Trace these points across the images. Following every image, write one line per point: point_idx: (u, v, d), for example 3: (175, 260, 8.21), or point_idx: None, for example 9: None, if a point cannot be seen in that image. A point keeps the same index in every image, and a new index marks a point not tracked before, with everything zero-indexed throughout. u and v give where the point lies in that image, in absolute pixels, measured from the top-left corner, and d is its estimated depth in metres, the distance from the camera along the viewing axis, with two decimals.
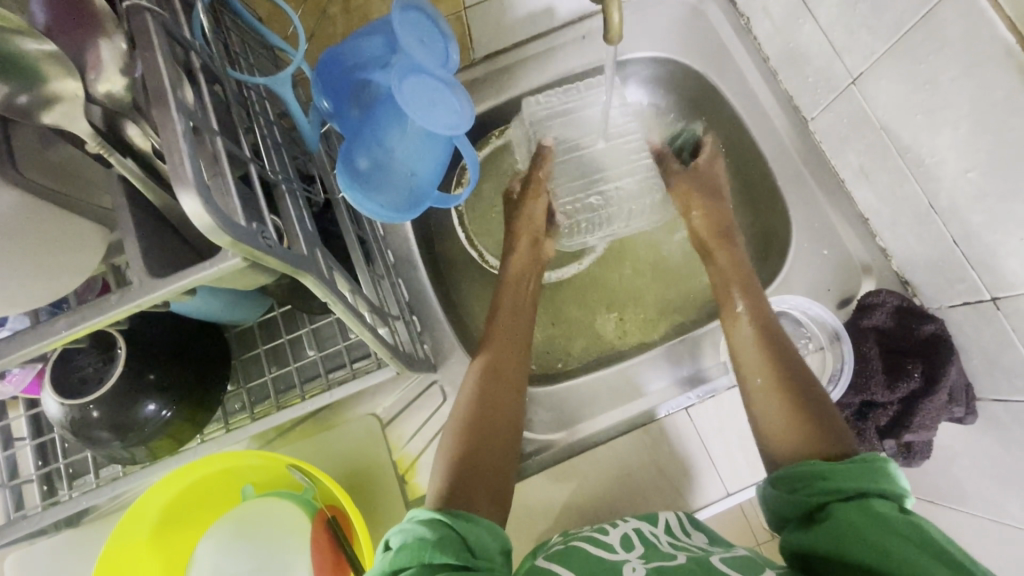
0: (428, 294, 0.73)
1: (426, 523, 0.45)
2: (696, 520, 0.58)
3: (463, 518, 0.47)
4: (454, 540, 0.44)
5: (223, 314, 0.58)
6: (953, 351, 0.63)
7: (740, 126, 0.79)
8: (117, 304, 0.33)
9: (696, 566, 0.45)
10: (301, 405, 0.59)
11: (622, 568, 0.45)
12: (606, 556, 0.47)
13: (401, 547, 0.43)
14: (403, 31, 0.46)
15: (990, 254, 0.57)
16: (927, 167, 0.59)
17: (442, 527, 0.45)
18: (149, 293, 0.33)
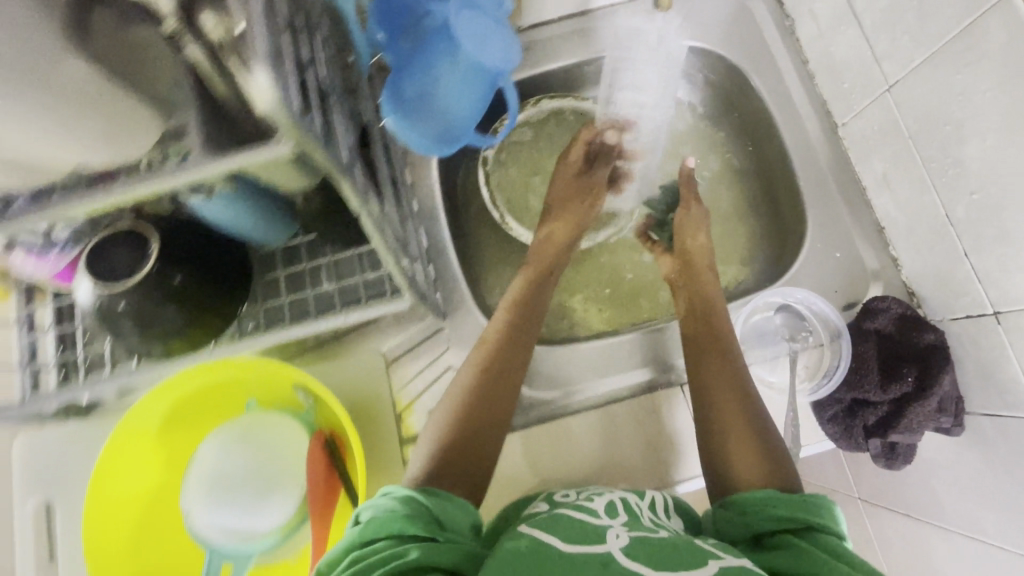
0: (446, 245, 0.75)
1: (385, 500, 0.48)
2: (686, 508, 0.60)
3: (436, 495, 0.49)
4: (422, 512, 0.47)
5: (248, 229, 0.60)
6: (948, 360, 0.64)
7: (771, 124, 0.81)
8: (164, 173, 0.35)
9: (678, 540, 0.47)
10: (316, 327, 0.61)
11: (606, 533, 0.47)
12: (592, 522, 0.48)
13: (370, 520, 0.46)
14: None
15: (999, 268, 0.58)
16: (949, 178, 0.61)
17: (400, 498, 0.48)
18: (207, 168, 0.35)
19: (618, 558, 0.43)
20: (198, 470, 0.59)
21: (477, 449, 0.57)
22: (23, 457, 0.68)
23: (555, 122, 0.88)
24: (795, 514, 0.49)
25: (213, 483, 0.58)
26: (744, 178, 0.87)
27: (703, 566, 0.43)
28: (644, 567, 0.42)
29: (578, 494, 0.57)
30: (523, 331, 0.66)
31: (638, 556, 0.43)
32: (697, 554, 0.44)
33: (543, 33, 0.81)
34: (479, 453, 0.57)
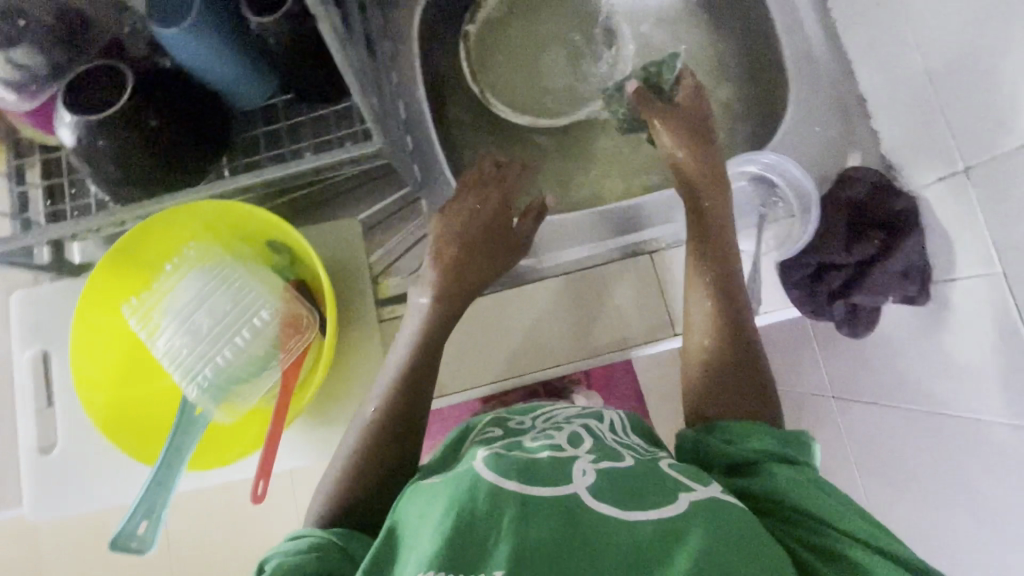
0: (425, 117, 0.75)
1: (310, 540, 0.47)
2: (640, 421, 0.62)
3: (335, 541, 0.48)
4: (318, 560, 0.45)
5: (221, 76, 0.63)
6: (914, 227, 0.65)
7: (759, 0, 0.77)
8: None
9: (648, 474, 0.45)
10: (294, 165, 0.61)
11: (572, 470, 0.44)
12: (557, 456, 0.45)
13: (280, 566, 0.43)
14: None
15: (972, 117, 0.57)
16: (930, 25, 0.59)
17: (335, 539, 0.48)
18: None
19: (589, 505, 0.41)
20: (174, 296, 0.58)
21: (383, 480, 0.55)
22: (20, 310, 0.71)
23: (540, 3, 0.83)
24: (776, 447, 0.49)
25: (188, 307, 0.58)
26: (728, 60, 0.84)
27: (669, 504, 0.42)
28: (612, 510, 0.41)
29: (536, 419, 0.57)
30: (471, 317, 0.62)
31: (609, 496, 0.42)
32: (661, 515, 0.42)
33: None
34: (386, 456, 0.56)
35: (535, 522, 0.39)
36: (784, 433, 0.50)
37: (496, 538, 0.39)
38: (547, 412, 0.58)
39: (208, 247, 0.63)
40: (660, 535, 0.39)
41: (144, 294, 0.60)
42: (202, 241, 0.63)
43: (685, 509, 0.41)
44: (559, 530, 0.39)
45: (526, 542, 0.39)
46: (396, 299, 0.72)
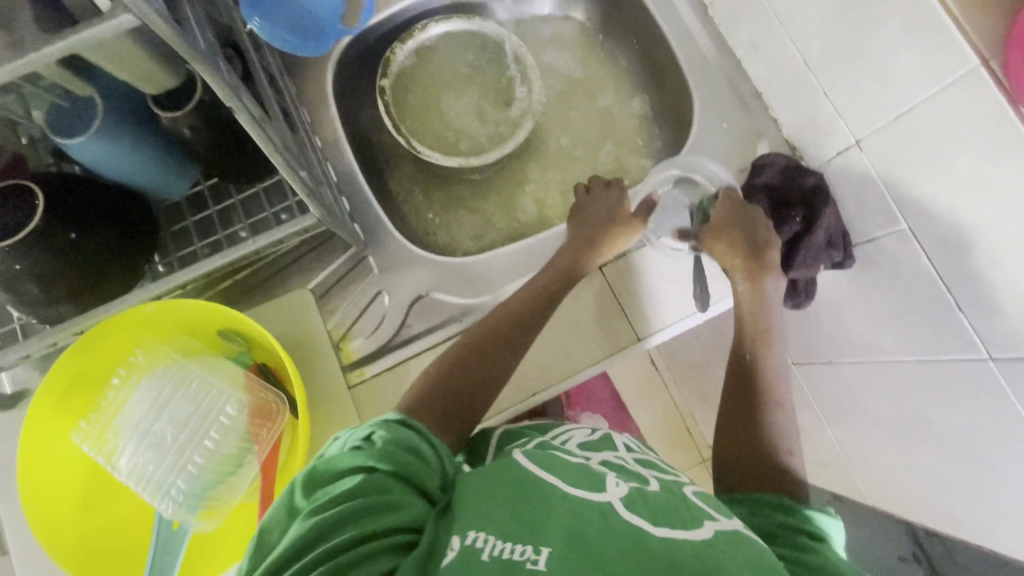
0: (357, 176, 0.76)
1: (410, 433, 0.50)
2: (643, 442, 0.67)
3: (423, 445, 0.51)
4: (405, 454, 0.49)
5: (138, 174, 0.61)
6: (829, 198, 0.70)
7: (648, 17, 0.83)
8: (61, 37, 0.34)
9: (676, 497, 0.47)
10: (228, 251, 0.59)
11: (606, 483, 0.47)
12: (588, 469, 0.49)
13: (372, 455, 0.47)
14: None
15: (851, 97, 0.64)
16: (799, 23, 0.66)
17: (431, 443, 0.52)
18: (44, 47, 0.34)
19: (620, 514, 0.43)
20: (127, 410, 0.55)
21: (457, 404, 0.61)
22: None
23: (447, 47, 0.85)
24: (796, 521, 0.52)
25: (146, 419, 0.55)
26: (633, 74, 0.89)
27: (697, 526, 0.43)
28: (645, 521, 0.42)
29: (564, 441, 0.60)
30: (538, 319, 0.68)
31: (638, 506, 0.44)
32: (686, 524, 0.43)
33: None
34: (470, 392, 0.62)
35: (577, 516, 0.42)
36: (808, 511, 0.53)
37: (546, 518, 0.41)
38: (563, 440, 0.61)
39: (158, 354, 0.61)
40: (693, 551, 0.40)
41: (94, 414, 0.57)
42: (149, 348, 0.61)
43: (713, 534, 0.42)
44: (592, 523, 0.41)
45: (572, 529, 0.41)
46: (363, 362, 0.71)
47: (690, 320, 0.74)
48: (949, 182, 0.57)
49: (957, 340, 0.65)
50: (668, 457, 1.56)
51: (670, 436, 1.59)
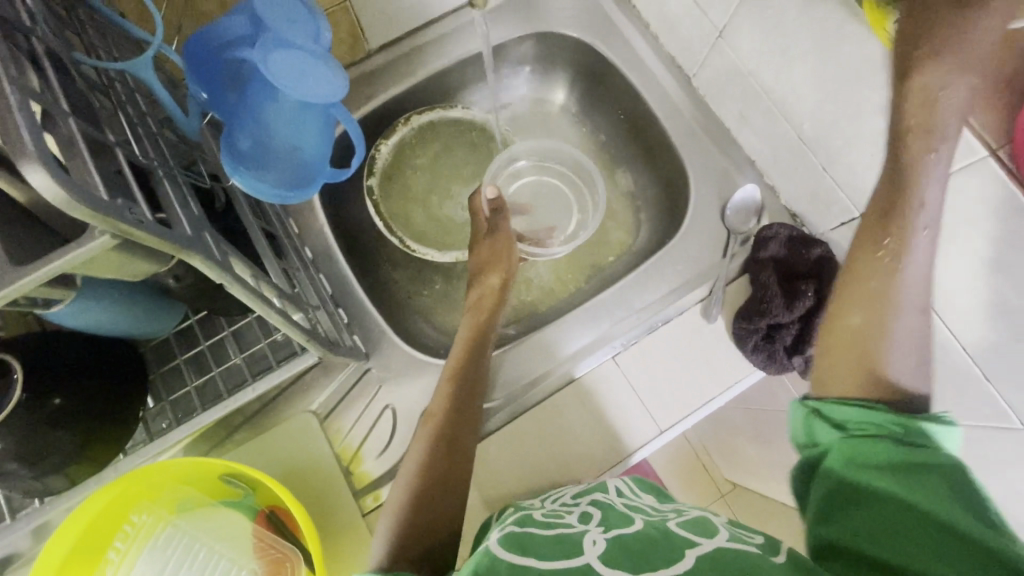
0: (352, 285, 0.73)
1: None
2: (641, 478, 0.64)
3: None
4: None
5: (131, 329, 0.57)
6: (838, 268, 0.68)
7: (633, 92, 0.81)
8: (51, 259, 0.31)
9: (656, 534, 0.46)
10: (225, 403, 0.60)
11: (583, 543, 0.45)
12: (568, 533, 0.47)
13: None
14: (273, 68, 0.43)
15: (851, 174, 0.63)
16: (790, 102, 0.65)
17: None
18: (41, 266, 0.31)
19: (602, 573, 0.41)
20: None
21: (441, 499, 0.57)
22: None
23: (430, 138, 0.85)
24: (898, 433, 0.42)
25: None
26: (621, 145, 0.88)
27: (676, 561, 0.42)
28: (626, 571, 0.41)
29: (559, 500, 0.58)
30: (470, 402, 0.64)
31: (618, 559, 0.43)
32: (887, 417, 0.43)
33: (393, 52, 0.78)
34: (455, 484, 0.59)
35: None
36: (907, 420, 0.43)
37: None
38: (557, 498, 0.59)
39: (153, 518, 0.57)
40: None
41: None
42: (142, 511, 0.57)
43: (693, 564, 0.41)
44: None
45: None
46: (378, 484, 0.68)
47: (714, 402, 0.72)
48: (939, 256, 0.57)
49: None
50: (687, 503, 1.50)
51: (688, 480, 1.52)
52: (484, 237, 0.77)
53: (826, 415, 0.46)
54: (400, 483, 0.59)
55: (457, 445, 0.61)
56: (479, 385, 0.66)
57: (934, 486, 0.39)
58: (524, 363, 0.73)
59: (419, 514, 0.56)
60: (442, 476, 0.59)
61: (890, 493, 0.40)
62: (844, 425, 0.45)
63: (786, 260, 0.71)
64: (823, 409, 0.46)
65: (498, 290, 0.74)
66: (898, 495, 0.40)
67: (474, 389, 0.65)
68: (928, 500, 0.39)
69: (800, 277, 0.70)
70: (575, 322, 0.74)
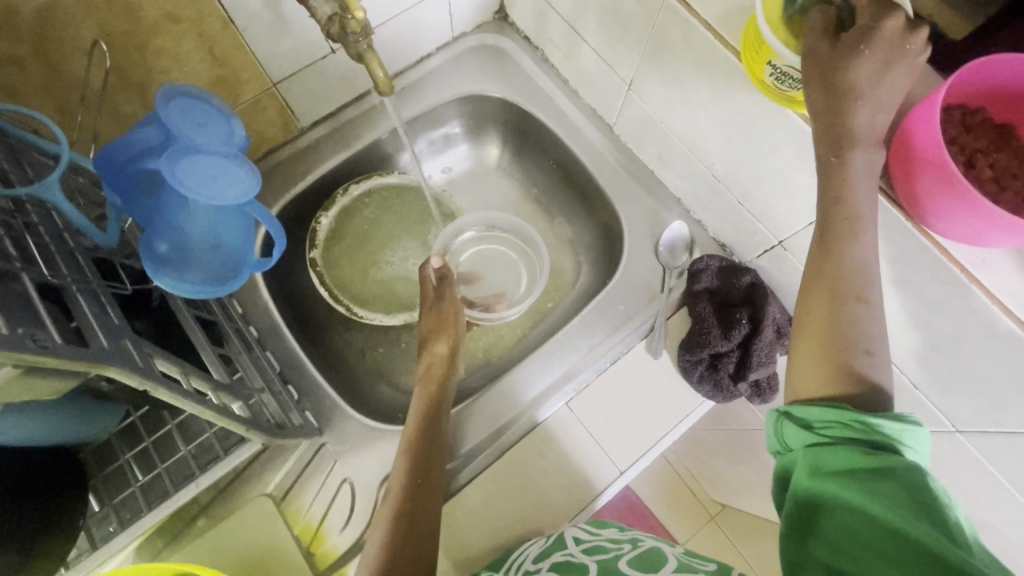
0: (300, 359, 0.73)
1: None
2: (606, 522, 0.63)
3: None
4: None
5: (69, 436, 0.56)
6: (767, 294, 0.72)
7: (560, 143, 0.86)
8: None
9: None
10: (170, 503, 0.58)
11: None
12: None
13: None
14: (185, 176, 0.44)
15: (764, 206, 0.67)
16: (700, 146, 0.70)
17: None
18: None
19: None
20: None
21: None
22: None
23: (371, 205, 0.87)
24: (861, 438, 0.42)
25: None
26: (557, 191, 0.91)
27: None
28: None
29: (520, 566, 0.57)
30: (427, 475, 0.64)
31: None
32: (850, 418, 0.43)
33: (327, 125, 0.81)
34: (416, 564, 0.59)
35: None
36: (872, 420, 0.42)
37: None
38: (518, 563, 0.58)
39: None
40: None
41: None
42: None
43: None
44: None
45: None
46: (344, 561, 0.66)
47: (671, 436, 0.73)
48: None
49: (923, 419, 0.63)
50: (677, 532, 1.48)
51: (675, 507, 1.51)
52: (430, 306, 0.78)
53: (795, 416, 0.46)
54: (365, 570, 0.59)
55: (419, 522, 0.61)
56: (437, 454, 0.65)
57: (888, 491, 0.39)
58: (481, 427, 0.72)
59: None
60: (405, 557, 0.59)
61: (846, 498, 0.41)
62: (813, 426, 0.45)
63: (716, 290, 0.74)
64: (793, 411, 0.46)
65: (446, 358, 0.74)
66: (857, 504, 0.40)
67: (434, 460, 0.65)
68: (879, 503, 0.39)
69: (734, 305, 0.73)
70: (529, 374, 0.74)
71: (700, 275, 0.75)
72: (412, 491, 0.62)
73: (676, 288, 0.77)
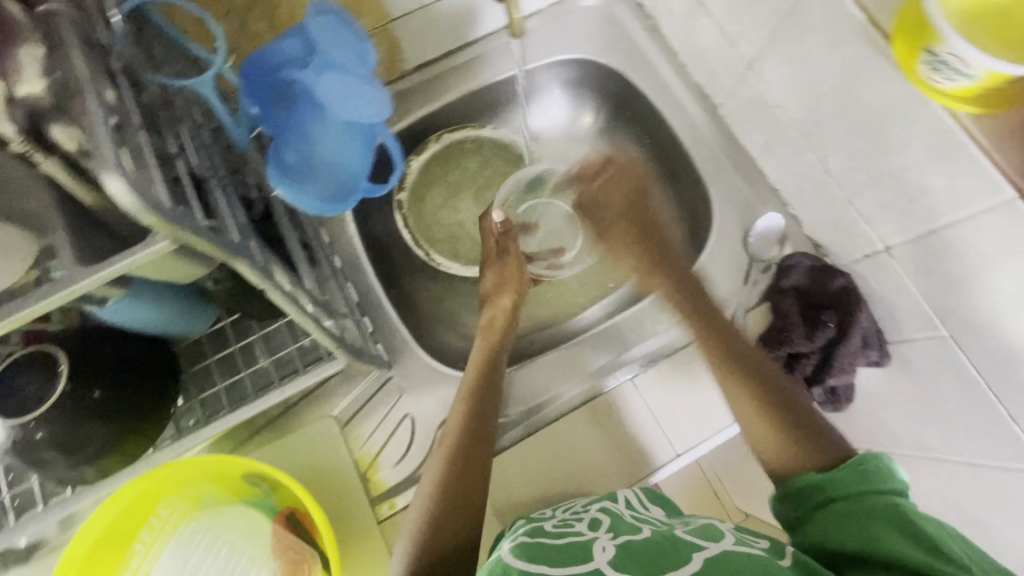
0: (377, 294, 0.75)
1: None
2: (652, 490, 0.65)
3: None
4: None
5: (171, 329, 0.60)
6: (861, 300, 0.68)
7: (658, 118, 0.83)
8: (135, 252, 0.34)
9: (661, 537, 0.48)
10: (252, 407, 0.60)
11: (592, 548, 0.47)
12: (578, 541, 0.48)
13: None
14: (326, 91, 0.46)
15: (877, 207, 0.63)
16: (816, 137, 0.66)
17: None
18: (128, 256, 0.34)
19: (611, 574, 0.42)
20: None
21: (463, 513, 0.60)
22: None
23: (460, 156, 0.87)
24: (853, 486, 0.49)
25: None
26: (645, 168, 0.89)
27: (682, 564, 0.44)
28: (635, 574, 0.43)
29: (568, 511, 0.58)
30: (485, 419, 0.65)
31: (628, 563, 0.44)
32: (841, 471, 0.50)
33: (429, 72, 0.81)
34: (471, 501, 0.61)
35: None
36: (858, 467, 0.50)
37: None
38: (567, 508, 0.59)
39: (179, 512, 0.60)
40: None
41: None
42: (169, 505, 0.60)
43: (698, 568, 0.43)
44: None
45: None
46: (393, 493, 0.68)
47: (733, 428, 0.72)
48: (954, 290, 0.58)
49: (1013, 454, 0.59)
50: None
51: (700, 508, 1.49)
52: (494, 262, 0.78)
53: (796, 483, 0.53)
54: (422, 500, 0.61)
55: (476, 462, 0.63)
56: (494, 400, 0.67)
57: (888, 523, 0.45)
58: (537, 384, 0.74)
59: (442, 528, 0.59)
60: (462, 492, 0.61)
61: (858, 538, 0.45)
62: (813, 487, 0.52)
63: (804, 288, 0.72)
64: (793, 482, 0.54)
65: (509, 310, 0.75)
66: (869, 540, 0.45)
67: (491, 405, 0.67)
68: (883, 533, 0.44)
69: (821, 306, 0.70)
70: (597, 341, 0.75)
71: (790, 271, 0.72)
72: (470, 431, 0.64)
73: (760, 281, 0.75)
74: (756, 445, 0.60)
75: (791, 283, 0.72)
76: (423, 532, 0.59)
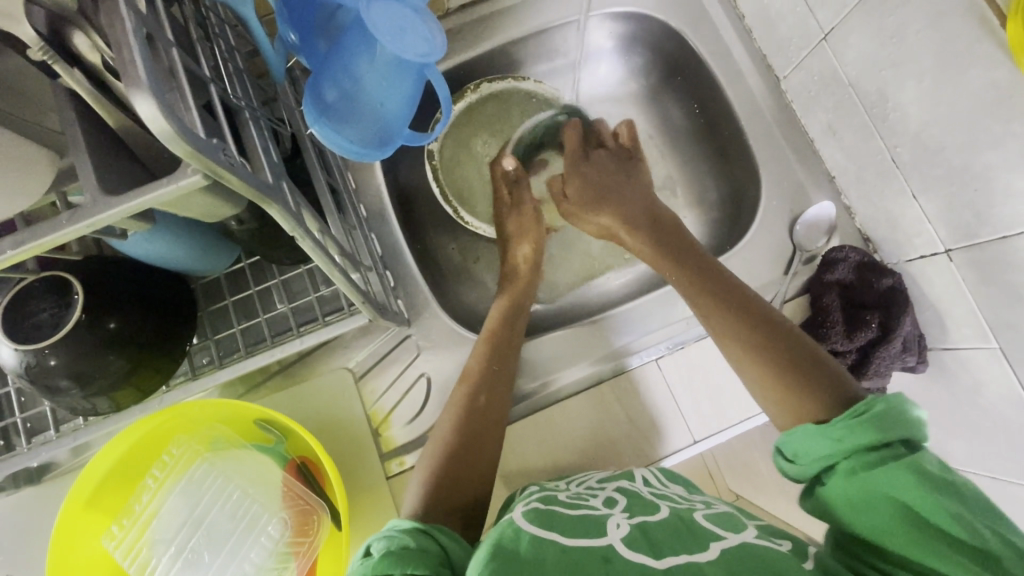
0: (400, 248, 0.72)
1: (413, 533, 0.46)
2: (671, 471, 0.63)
3: (446, 534, 0.47)
4: (436, 554, 0.44)
5: (190, 266, 0.57)
6: (908, 303, 0.65)
7: (714, 86, 0.77)
8: (162, 185, 0.31)
9: (679, 522, 0.46)
10: (270, 353, 0.58)
11: (606, 524, 0.45)
12: (591, 515, 0.47)
13: (385, 555, 0.43)
14: (374, 18, 0.41)
15: (945, 206, 0.59)
16: (889, 123, 0.61)
17: (433, 529, 0.47)
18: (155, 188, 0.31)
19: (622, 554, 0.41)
20: (160, 521, 0.56)
21: (474, 462, 0.57)
22: None
23: (497, 109, 0.82)
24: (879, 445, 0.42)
25: (183, 531, 0.56)
26: (691, 140, 0.84)
27: (704, 550, 0.41)
28: (647, 556, 0.41)
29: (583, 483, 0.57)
30: (504, 367, 0.64)
31: (641, 545, 0.42)
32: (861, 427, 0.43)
33: (474, 12, 0.75)
34: (482, 452, 0.58)
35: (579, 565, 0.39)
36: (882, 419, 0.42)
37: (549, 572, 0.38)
38: (582, 481, 0.58)
39: (190, 451, 0.59)
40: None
41: (127, 519, 0.57)
42: (180, 444, 0.59)
43: (719, 554, 0.41)
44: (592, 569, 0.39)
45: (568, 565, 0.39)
46: (403, 451, 0.68)
47: (755, 420, 0.70)
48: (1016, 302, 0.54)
49: None
50: None
51: None
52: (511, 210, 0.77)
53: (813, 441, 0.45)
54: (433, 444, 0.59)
55: (492, 408, 0.61)
56: (513, 350, 0.66)
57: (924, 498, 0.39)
58: (558, 352, 0.72)
59: (454, 471, 0.56)
60: (475, 438, 0.59)
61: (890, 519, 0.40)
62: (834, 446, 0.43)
63: (848, 283, 0.68)
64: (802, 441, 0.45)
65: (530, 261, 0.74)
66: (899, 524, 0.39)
67: (508, 350, 0.65)
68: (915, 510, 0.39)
69: (864, 305, 0.67)
70: (620, 322, 0.72)
71: (836, 265, 0.68)
72: (491, 376, 0.63)
73: (802, 271, 0.71)
74: (755, 393, 0.54)
75: (835, 279, 0.68)
76: (432, 476, 0.56)
